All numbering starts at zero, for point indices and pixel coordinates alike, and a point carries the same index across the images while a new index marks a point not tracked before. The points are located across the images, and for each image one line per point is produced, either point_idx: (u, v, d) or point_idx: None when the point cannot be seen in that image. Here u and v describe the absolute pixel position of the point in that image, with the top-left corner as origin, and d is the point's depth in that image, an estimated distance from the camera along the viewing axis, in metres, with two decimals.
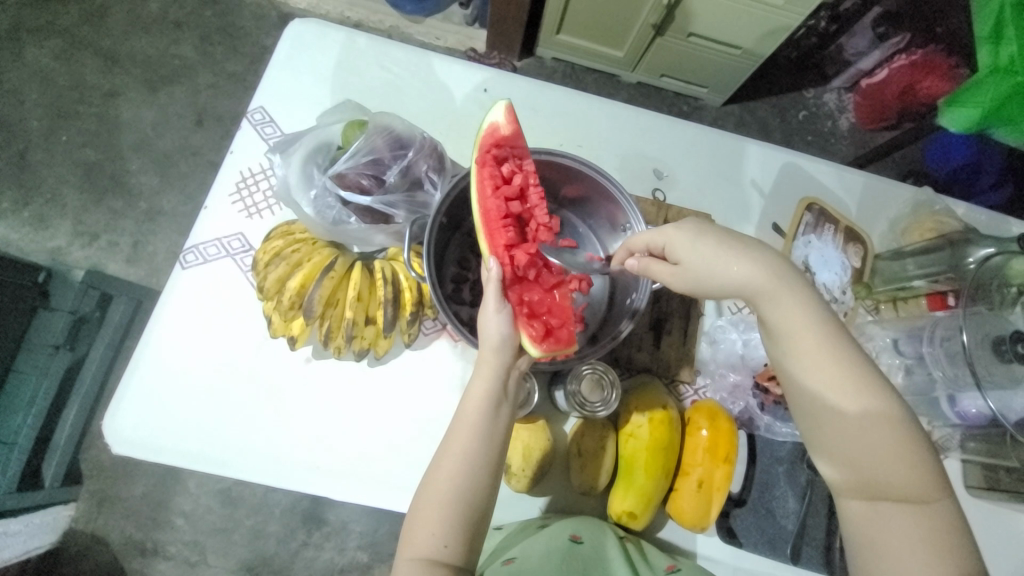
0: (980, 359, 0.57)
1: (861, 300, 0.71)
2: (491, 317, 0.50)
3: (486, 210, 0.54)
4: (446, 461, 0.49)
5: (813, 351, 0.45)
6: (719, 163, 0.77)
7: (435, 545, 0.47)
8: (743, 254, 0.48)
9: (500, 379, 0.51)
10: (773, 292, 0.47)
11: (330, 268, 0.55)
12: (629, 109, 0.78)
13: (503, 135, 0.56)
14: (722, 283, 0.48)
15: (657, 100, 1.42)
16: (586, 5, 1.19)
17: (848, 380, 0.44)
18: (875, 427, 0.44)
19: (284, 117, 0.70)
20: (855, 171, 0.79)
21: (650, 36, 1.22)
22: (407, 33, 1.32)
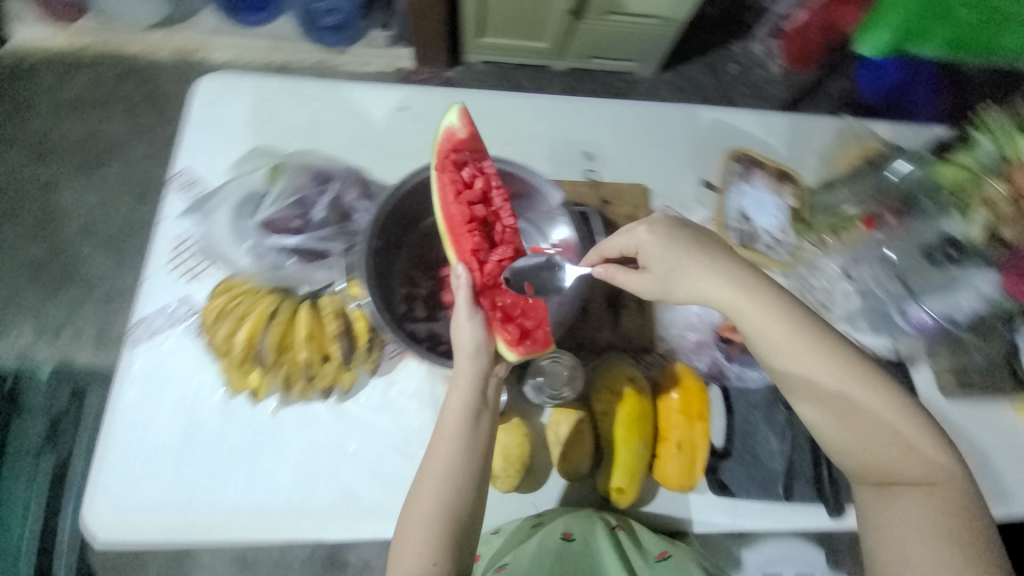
0: (916, 271, 0.68)
1: (805, 236, 0.72)
2: (463, 325, 0.53)
3: (450, 217, 0.56)
4: (431, 476, 0.51)
5: (822, 357, 0.51)
6: (644, 133, 0.78)
7: (423, 563, 0.47)
8: (725, 273, 0.55)
9: (477, 388, 0.53)
10: (765, 308, 0.53)
11: (275, 316, 0.58)
12: (547, 99, 0.79)
13: (461, 139, 0.59)
14: (690, 285, 0.55)
15: (591, 83, 1.47)
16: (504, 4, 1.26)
17: (862, 383, 0.51)
18: (886, 419, 0.50)
19: (209, 173, 0.69)
20: (779, 114, 0.80)
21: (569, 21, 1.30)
22: (334, 66, 1.38)
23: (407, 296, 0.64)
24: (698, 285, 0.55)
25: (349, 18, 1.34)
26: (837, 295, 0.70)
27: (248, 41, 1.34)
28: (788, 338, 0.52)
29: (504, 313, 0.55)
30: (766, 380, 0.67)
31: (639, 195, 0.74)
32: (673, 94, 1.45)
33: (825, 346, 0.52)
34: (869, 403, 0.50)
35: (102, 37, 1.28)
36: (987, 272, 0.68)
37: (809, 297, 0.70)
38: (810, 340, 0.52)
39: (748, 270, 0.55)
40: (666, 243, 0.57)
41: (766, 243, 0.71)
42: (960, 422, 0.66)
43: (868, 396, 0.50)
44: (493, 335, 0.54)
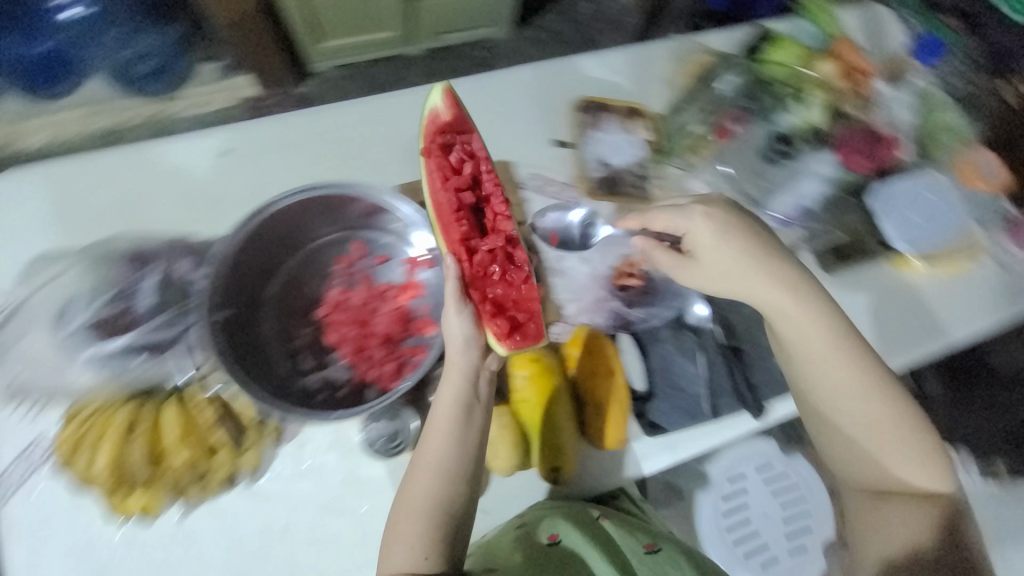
0: (751, 172, 0.72)
1: (668, 164, 0.72)
2: (452, 319, 0.54)
3: (440, 206, 0.58)
4: (423, 474, 0.53)
5: (853, 378, 0.58)
6: (490, 105, 0.74)
7: (416, 558, 0.51)
8: (781, 285, 0.58)
9: (467, 384, 0.54)
10: (812, 330, 0.58)
11: (139, 427, 0.52)
12: (377, 95, 0.71)
13: (446, 121, 0.60)
14: (747, 269, 0.59)
15: (452, 59, 1.51)
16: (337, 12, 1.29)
17: (888, 403, 0.58)
18: (893, 437, 0.58)
19: (25, 286, 0.60)
20: (617, 52, 0.78)
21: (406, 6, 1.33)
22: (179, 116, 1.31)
23: (289, 352, 0.60)
24: (750, 275, 0.58)
25: (168, 60, 1.26)
26: None
27: (67, 115, 1.25)
28: (822, 361, 0.58)
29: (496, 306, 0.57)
30: (667, 314, 0.68)
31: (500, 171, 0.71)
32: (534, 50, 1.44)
33: (858, 368, 0.58)
34: (883, 418, 0.58)
35: None
36: (824, 154, 0.71)
37: None
38: (847, 362, 0.58)
39: (804, 279, 0.59)
40: (723, 239, 0.59)
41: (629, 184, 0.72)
42: (845, 292, 0.71)
43: (886, 416, 0.58)
44: (484, 328, 0.55)
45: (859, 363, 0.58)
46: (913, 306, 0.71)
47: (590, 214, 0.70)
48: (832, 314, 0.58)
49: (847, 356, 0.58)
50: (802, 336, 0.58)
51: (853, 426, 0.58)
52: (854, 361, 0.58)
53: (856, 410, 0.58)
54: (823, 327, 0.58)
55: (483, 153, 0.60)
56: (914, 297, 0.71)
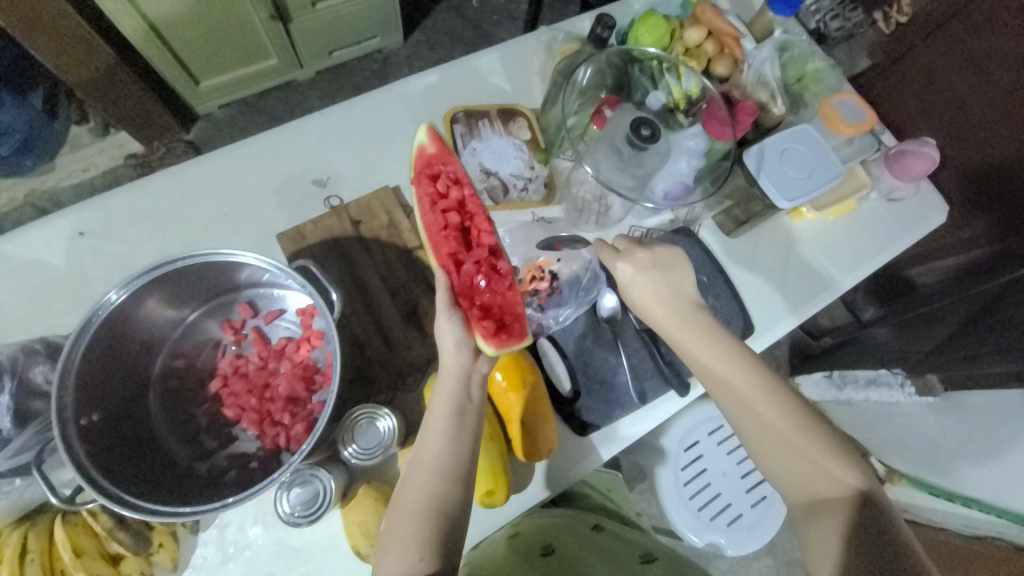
0: (627, 157, 0.66)
1: (552, 160, 0.73)
2: (443, 326, 0.55)
3: (427, 226, 0.58)
4: (420, 474, 0.52)
5: (736, 372, 0.56)
6: (366, 130, 0.71)
7: (412, 559, 0.48)
8: (664, 295, 0.60)
9: (461, 385, 0.54)
10: (683, 332, 0.59)
11: (20, 559, 0.47)
12: (243, 142, 0.68)
13: (431, 152, 0.59)
14: (637, 289, 0.61)
15: (347, 77, 1.45)
16: (206, 49, 1.21)
17: (777, 396, 0.55)
18: (799, 435, 0.54)
19: None
20: (487, 51, 0.76)
21: (280, 29, 1.25)
22: (58, 188, 1.23)
23: (188, 436, 0.58)
24: (641, 296, 0.61)
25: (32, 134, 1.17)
26: (610, 201, 0.72)
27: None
28: (704, 359, 0.57)
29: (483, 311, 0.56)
30: (581, 309, 0.67)
31: (388, 197, 0.68)
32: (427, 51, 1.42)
33: (738, 362, 0.57)
34: (781, 413, 0.54)
35: None
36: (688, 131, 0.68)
37: (588, 214, 0.72)
38: (727, 358, 0.57)
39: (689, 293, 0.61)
40: (633, 262, 0.61)
41: (518, 188, 0.71)
42: (745, 254, 0.73)
43: (782, 409, 0.55)
44: (473, 333, 0.55)
45: (740, 357, 0.57)
46: (810, 256, 0.74)
47: None
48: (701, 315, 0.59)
49: (735, 353, 0.57)
50: (677, 335, 0.59)
51: (750, 433, 0.55)
52: (739, 360, 0.56)
53: (749, 413, 0.55)
54: (698, 326, 0.59)
55: (465, 174, 0.59)
56: (810, 245, 0.74)
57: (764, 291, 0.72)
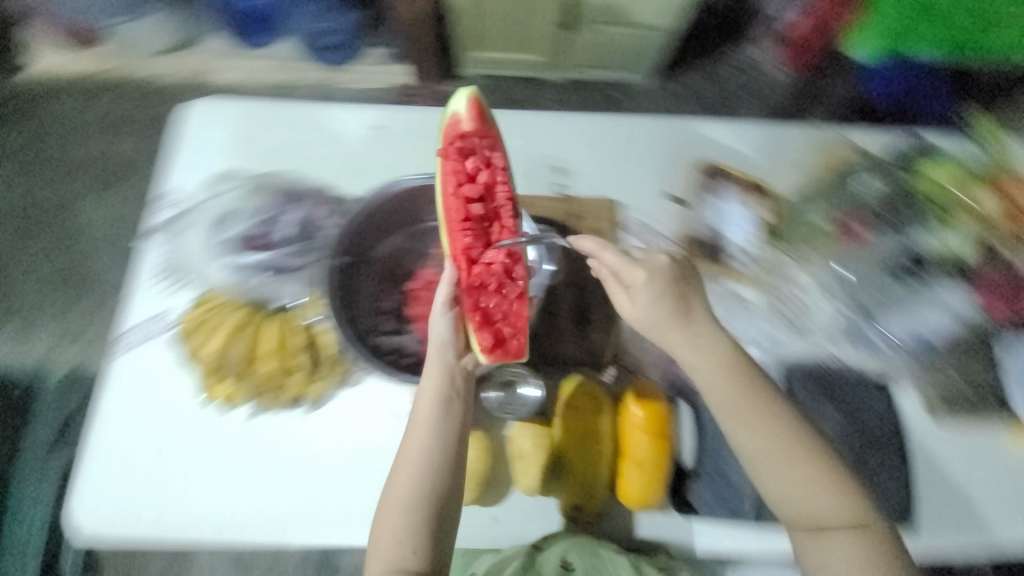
0: (885, 285, 0.70)
1: (780, 249, 0.72)
2: (439, 318, 0.59)
3: (448, 211, 0.60)
4: (406, 466, 0.55)
5: (753, 415, 0.57)
6: (617, 145, 0.77)
7: (405, 551, 0.53)
8: (697, 326, 0.60)
9: (444, 378, 0.57)
10: (708, 367, 0.58)
11: (244, 328, 0.61)
12: (516, 113, 0.78)
13: (465, 126, 0.61)
14: (667, 308, 0.60)
15: (589, 92, 1.55)
16: (498, 26, 1.37)
17: (791, 442, 0.57)
18: (814, 476, 0.56)
19: (195, 189, 0.69)
20: (755, 125, 0.78)
21: (562, 35, 1.39)
22: (334, 85, 1.47)
23: (378, 310, 0.64)
24: (669, 318, 0.59)
25: (346, 39, 1.43)
26: (816, 311, 0.71)
27: (251, 62, 1.44)
28: (725, 396, 0.58)
29: (485, 312, 0.59)
30: None
31: (603, 208, 0.73)
32: (675, 103, 1.53)
33: (751, 407, 0.57)
34: (798, 453, 0.57)
35: (127, 68, 1.41)
36: (956, 287, 0.69)
37: (785, 316, 0.70)
38: (745, 398, 0.58)
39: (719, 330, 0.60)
40: (667, 283, 0.60)
41: (733, 258, 0.71)
42: (935, 444, 0.65)
43: (800, 453, 0.57)
44: (469, 331, 0.59)
45: (753, 397, 0.58)
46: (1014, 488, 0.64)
47: None
48: (725, 353, 0.59)
49: (749, 395, 0.58)
50: (706, 367, 0.58)
51: (763, 468, 0.57)
52: (756, 395, 0.58)
53: (760, 448, 0.57)
54: (724, 365, 0.58)
55: (498, 159, 0.62)
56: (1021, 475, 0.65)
57: (947, 488, 0.64)
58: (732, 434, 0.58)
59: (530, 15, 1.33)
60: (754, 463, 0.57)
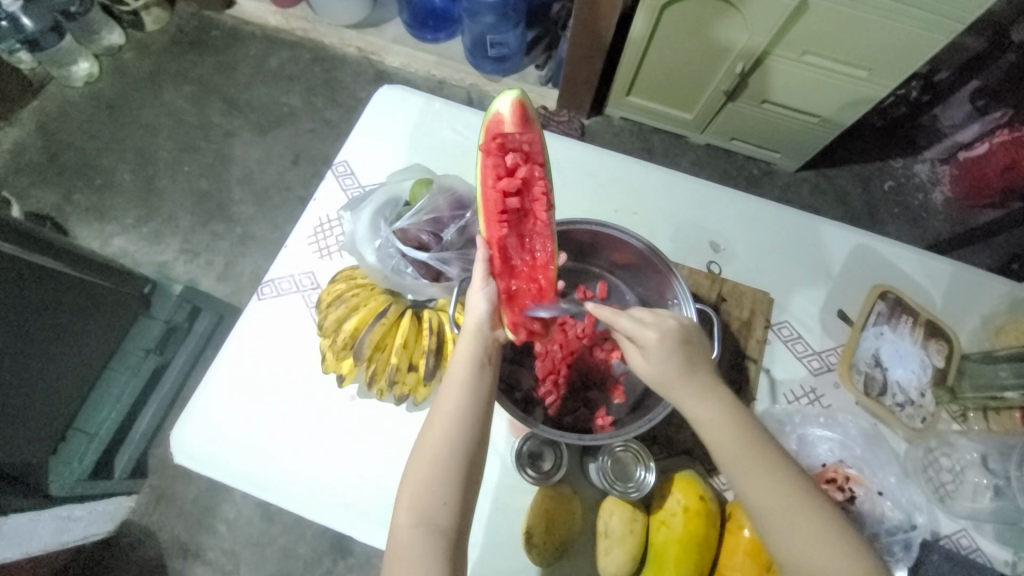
0: None
1: (944, 405, 0.65)
2: (476, 293, 0.52)
3: (485, 200, 0.56)
4: (437, 417, 0.49)
5: (763, 475, 0.46)
6: (783, 240, 0.73)
7: (435, 502, 0.47)
8: (708, 381, 0.49)
9: (481, 336, 0.51)
10: (713, 419, 0.48)
11: (382, 315, 0.60)
12: (686, 178, 0.76)
13: (508, 128, 0.56)
14: (680, 361, 0.49)
15: (725, 163, 1.46)
16: (655, 71, 1.26)
17: (803, 506, 0.46)
18: (837, 556, 0.44)
19: (363, 170, 0.76)
20: (941, 259, 0.73)
21: (721, 101, 1.27)
22: (484, 90, 1.48)
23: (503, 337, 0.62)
24: (680, 369, 0.49)
25: (511, 53, 1.39)
26: (965, 485, 0.61)
27: (417, 53, 1.46)
28: (733, 452, 0.47)
29: (513, 300, 0.54)
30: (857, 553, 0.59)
31: (762, 303, 0.68)
32: (813, 195, 1.42)
33: (759, 465, 0.47)
34: (812, 519, 0.45)
35: (307, 25, 1.50)
36: None
37: (928, 479, 0.62)
38: (757, 457, 0.47)
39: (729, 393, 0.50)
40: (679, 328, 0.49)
41: (895, 400, 0.65)
42: None
43: (818, 523, 0.45)
44: (499, 311, 0.53)
45: (761, 451, 0.47)
46: None
47: (822, 395, 0.66)
48: (735, 409, 0.49)
49: (757, 448, 0.47)
50: (713, 422, 0.48)
51: (773, 535, 0.46)
52: (765, 450, 0.47)
53: (767, 513, 0.46)
54: (730, 418, 0.48)
55: (538, 153, 0.57)
56: None
57: None
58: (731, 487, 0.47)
59: (704, 67, 1.19)
60: (761, 523, 0.46)
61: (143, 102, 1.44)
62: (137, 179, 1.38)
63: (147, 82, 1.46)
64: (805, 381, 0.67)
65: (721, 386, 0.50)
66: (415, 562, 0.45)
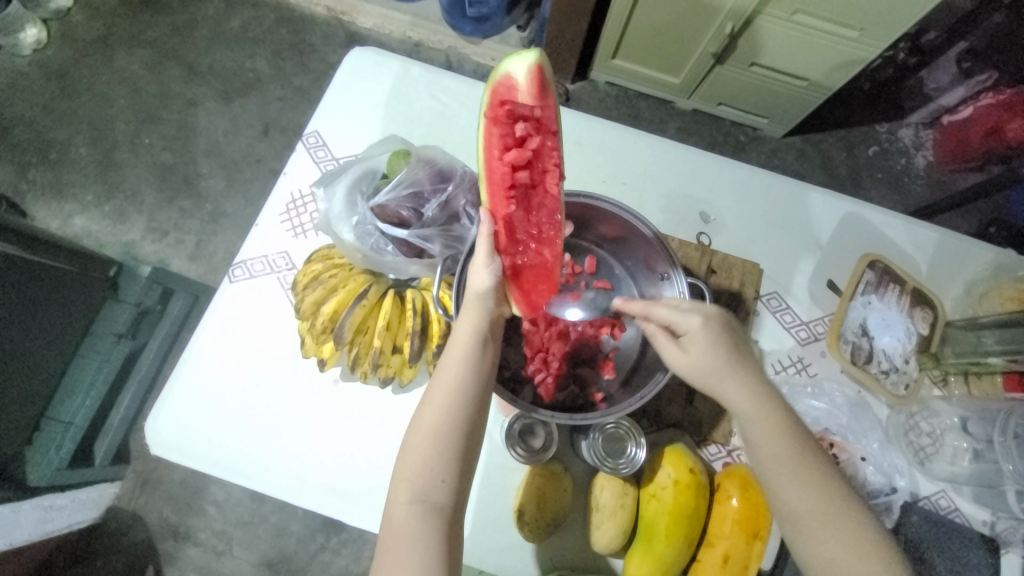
0: None
1: (927, 371, 0.66)
2: (480, 269, 0.50)
3: (491, 172, 0.53)
4: (436, 395, 0.48)
5: (800, 480, 0.46)
6: (775, 210, 0.71)
7: (433, 480, 0.46)
8: (751, 380, 0.49)
9: (484, 315, 0.50)
10: (753, 418, 0.48)
11: (363, 296, 0.57)
12: (677, 147, 0.73)
13: (521, 95, 0.50)
14: (720, 357, 0.48)
15: (713, 129, 1.42)
16: (642, 32, 1.20)
17: (838, 513, 0.45)
18: (867, 566, 0.43)
19: (336, 141, 0.71)
20: (928, 226, 0.72)
21: (710, 64, 1.22)
22: (464, 53, 1.40)
23: None
24: (722, 365, 0.49)
25: (491, 13, 1.27)
26: (944, 448, 0.63)
27: (390, 14, 1.37)
28: (771, 453, 0.47)
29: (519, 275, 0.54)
30: None
31: (751, 274, 0.67)
32: (799, 161, 1.40)
33: (798, 472, 0.46)
34: (845, 525, 0.45)
35: None
36: None
37: (909, 443, 0.63)
38: (794, 458, 0.46)
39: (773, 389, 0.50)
40: (720, 325, 0.50)
41: (880, 367, 0.65)
42: None
43: (849, 530, 0.44)
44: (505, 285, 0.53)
45: (800, 456, 0.47)
46: None
47: (809, 364, 0.66)
48: (778, 414, 0.48)
49: (797, 454, 0.47)
50: (753, 420, 0.48)
51: (802, 538, 0.45)
52: (805, 457, 0.47)
53: (800, 515, 0.45)
54: (772, 420, 0.47)
55: (551, 121, 0.51)
56: None
57: None
58: (770, 485, 0.47)
59: (693, 27, 1.13)
60: (791, 526, 0.46)
61: (93, 68, 1.33)
62: (93, 153, 1.29)
63: (96, 45, 1.34)
64: (793, 351, 0.67)
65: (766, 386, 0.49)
66: (412, 540, 0.44)
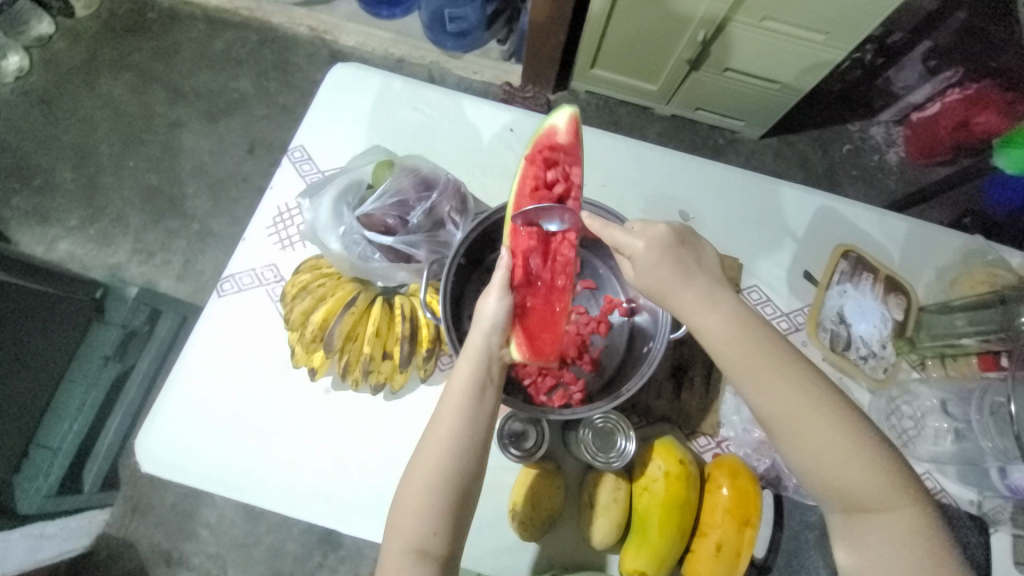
0: None
1: (904, 355, 0.69)
2: (491, 300, 0.51)
3: (518, 207, 0.55)
4: (431, 445, 0.48)
5: (767, 381, 0.47)
6: (752, 207, 0.74)
7: (424, 532, 0.46)
8: (704, 287, 0.49)
9: (481, 365, 0.50)
10: (712, 327, 0.48)
11: (352, 304, 0.58)
12: (655, 149, 0.75)
13: (560, 139, 0.56)
14: (673, 272, 0.49)
15: (692, 134, 1.46)
16: (618, 42, 1.24)
17: (809, 405, 0.46)
18: (840, 447, 0.45)
19: (321, 155, 0.72)
20: (899, 216, 0.75)
21: (685, 70, 1.26)
22: (446, 68, 1.43)
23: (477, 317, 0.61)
24: (676, 279, 0.49)
25: (471, 28, 1.34)
26: (926, 431, 0.64)
27: (372, 32, 1.39)
28: (737, 360, 0.47)
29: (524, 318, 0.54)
30: None
31: (731, 269, 0.69)
32: (777, 161, 1.44)
33: (762, 373, 0.47)
34: (815, 416, 0.46)
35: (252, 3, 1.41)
36: None
37: (891, 427, 0.65)
38: (757, 360, 0.47)
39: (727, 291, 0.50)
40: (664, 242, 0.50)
41: (859, 353, 0.68)
42: None
43: (822, 417, 0.46)
44: (511, 327, 0.52)
45: (766, 355, 0.47)
46: None
47: None
48: (735, 319, 0.49)
49: (762, 359, 0.47)
50: (715, 333, 0.48)
51: (781, 436, 0.47)
52: (771, 358, 0.47)
53: (777, 416, 0.47)
54: (733, 326, 0.48)
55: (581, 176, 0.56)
56: None
57: None
58: (741, 390, 0.48)
59: (666, 36, 1.17)
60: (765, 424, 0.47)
61: (76, 94, 1.33)
62: (76, 177, 1.28)
63: (78, 71, 1.35)
64: None
65: (720, 290, 0.50)
66: None
